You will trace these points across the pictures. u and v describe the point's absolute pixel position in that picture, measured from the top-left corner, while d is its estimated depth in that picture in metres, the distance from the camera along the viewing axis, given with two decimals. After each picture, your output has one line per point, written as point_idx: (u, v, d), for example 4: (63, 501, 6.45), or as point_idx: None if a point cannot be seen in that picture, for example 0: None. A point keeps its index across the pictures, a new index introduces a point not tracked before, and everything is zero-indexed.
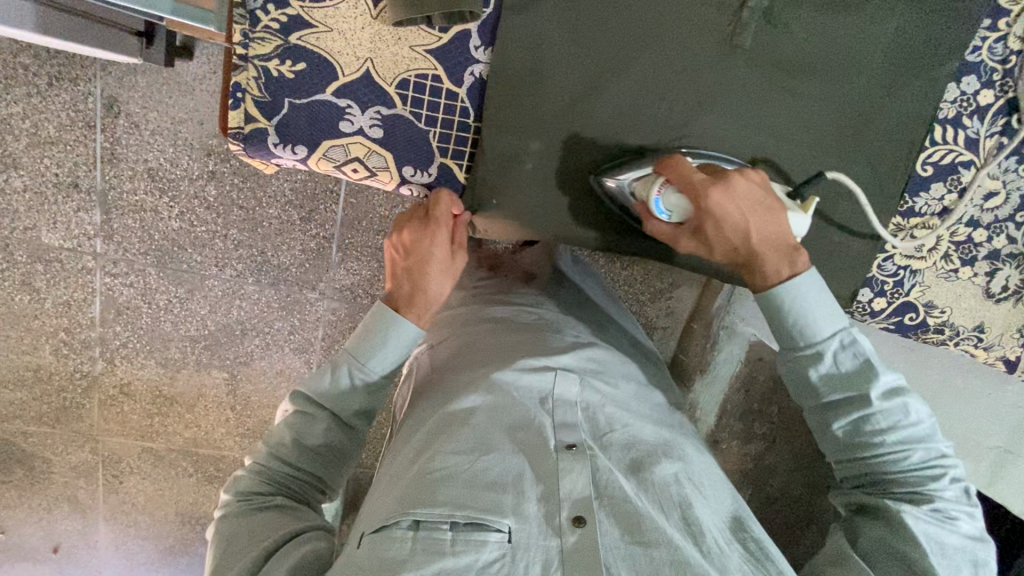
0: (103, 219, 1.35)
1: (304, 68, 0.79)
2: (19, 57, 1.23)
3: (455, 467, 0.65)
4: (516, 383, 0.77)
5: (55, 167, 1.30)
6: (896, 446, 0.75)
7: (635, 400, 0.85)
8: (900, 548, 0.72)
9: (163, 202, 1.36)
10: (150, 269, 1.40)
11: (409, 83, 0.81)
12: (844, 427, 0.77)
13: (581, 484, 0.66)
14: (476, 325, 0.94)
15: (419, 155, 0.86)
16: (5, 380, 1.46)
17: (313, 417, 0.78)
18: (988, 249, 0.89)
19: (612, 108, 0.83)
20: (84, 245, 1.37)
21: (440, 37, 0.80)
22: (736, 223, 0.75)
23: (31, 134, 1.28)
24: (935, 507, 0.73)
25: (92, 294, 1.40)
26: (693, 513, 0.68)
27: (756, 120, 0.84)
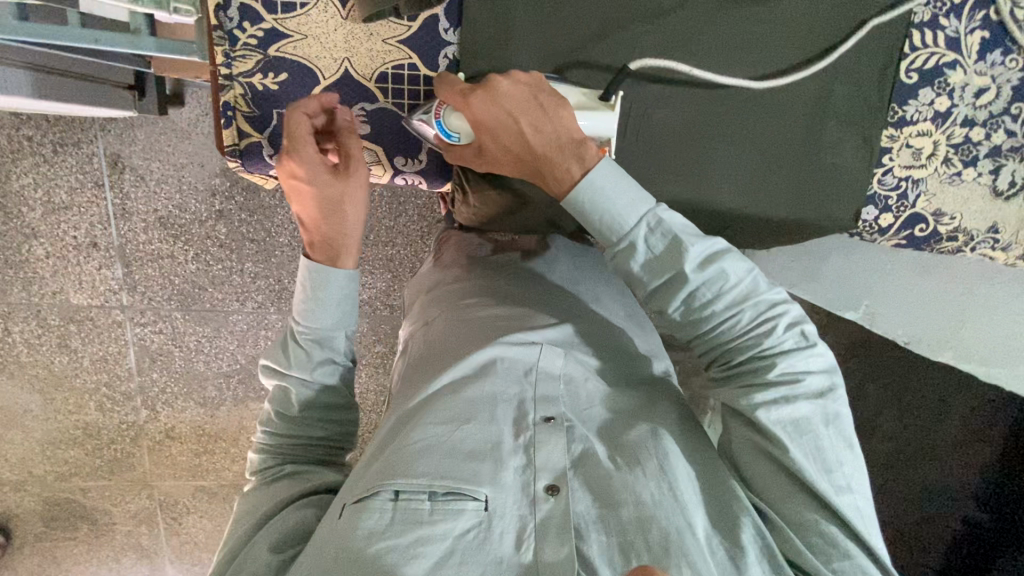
0: (124, 272, 1.41)
1: (288, 78, 0.81)
2: (24, 131, 1.29)
3: (436, 439, 0.66)
4: (497, 359, 0.77)
5: (72, 230, 1.36)
6: (727, 313, 0.70)
7: (622, 367, 0.84)
8: (759, 435, 0.68)
9: (178, 247, 1.41)
10: (176, 313, 1.45)
11: (388, 76, 0.83)
12: (677, 311, 0.71)
13: (557, 456, 0.67)
14: (452, 305, 0.92)
15: (406, 145, 0.86)
16: (57, 441, 1.52)
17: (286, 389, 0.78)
18: (989, 146, 0.87)
19: (584, 65, 0.82)
20: (111, 300, 1.42)
21: (410, 26, 0.81)
22: (508, 126, 0.72)
23: (46, 201, 1.34)
24: (778, 371, 0.68)
25: (125, 346, 1.46)
26: (671, 470, 0.68)
27: (730, 54, 0.83)
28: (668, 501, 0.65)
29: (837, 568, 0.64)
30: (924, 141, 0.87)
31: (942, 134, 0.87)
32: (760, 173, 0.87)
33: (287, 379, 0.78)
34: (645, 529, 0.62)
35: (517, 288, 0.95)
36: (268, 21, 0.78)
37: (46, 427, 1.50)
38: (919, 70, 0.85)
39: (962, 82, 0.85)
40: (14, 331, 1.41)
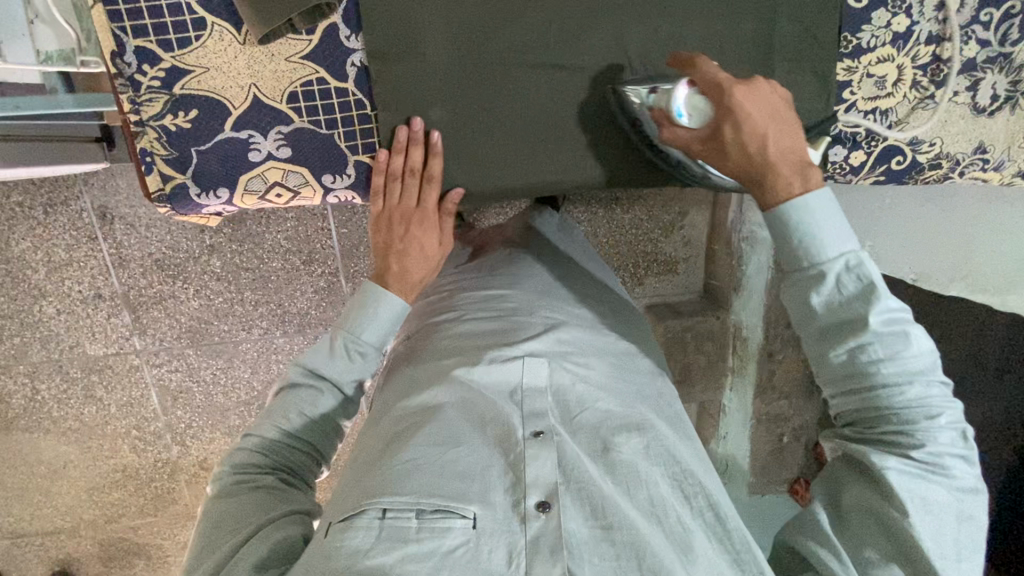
0: (133, 318, 1.45)
1: (198, 114, 0.78)
2: (12, 197, 1.33)
3: (423, 458, 0.66)
4: (483, 381, 0.77)
5: (77, 285, 1.40)
6: (899, 380, 0.66)
7: (611, 374, 0.82)
8: (883, 513, 0.66)
9: (178, 286, 1.44)
10: (188, 350, 1.49)
11: (299, 94, 0.80)
12: (842, 357, 0.68)
13: (549, 474, 0.65)
14: (438, 324, 0.92)
15: (330, 160, 0.83)
16: (101, 486, 1.58)
17: (324, 389, 0.79)
18: (961, 61, 0.82)
19: (506, 47, 0.81)
20: (125, 346, 1.47)
21: (310, 40, 0.78)
22: (756, 119, 0.72)
23: (47, 261, 1.38)
24: (930, 453, 0.66)
25: (146, 388, 1.51)
26: (659, 492, 0.67)
27: (652, 12, 0.81)
28: (659, 529, 0.64)
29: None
30: (887, 67, 0.83)
31: (908, 56, 0.82)
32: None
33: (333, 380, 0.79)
34: (636, 549, 0.61)
35: (499, 300, 0.93)
36: (167, 59, 0.76)
37: (88, 474, 1.57)
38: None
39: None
40: (42, 388, 1.47)
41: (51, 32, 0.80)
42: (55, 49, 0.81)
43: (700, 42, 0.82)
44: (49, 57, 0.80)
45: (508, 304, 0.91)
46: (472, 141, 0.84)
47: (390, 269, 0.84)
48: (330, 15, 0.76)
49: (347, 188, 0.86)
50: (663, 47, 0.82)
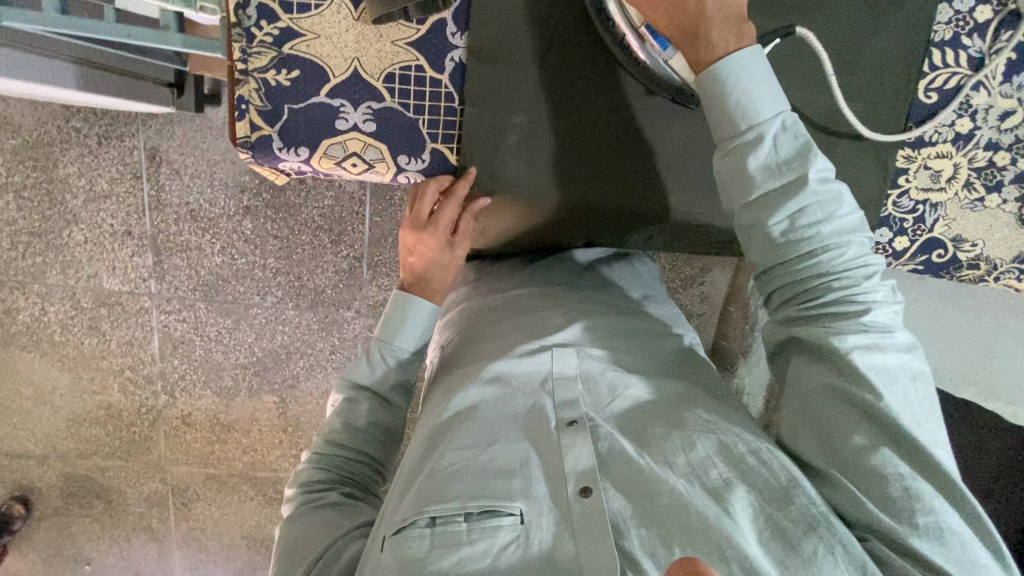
0: (155, 260, 1.47)
1: (300, 75, 0.82)
2: (72, 124, 1.37)
3: (464, 463, 0.67)
4: (512, 369, 0.78)
5: (110, 219, 1.43)
6: (836, 240, 0.67)
7: (638, 356, 0.83)
8: (847, 382, 0.66)
9: (206, 239, 1.46)
10: (200, 303, 1.50)
11: (395, 76, 0.83)
12: (781, 225, 0.68)
13: (587, 456, 0.67)
14: (483, 317, 0.93)
15: (408, 142, 0.86)
16: (81, 420, 1.58)
17: (359, 398, 0.83)
18: (1015, 171, 0.84)
19: (594, 70, 0.84)
20: (141, 287, 1.48)
21: (419, 29, 0.82)
22: None
23: (88, 190, 1.41)
24: (872, 313, 0.66)
25: (150, 332, 1.52)
26: (695, 455, 0.67)
27: None
28: (701, 488, 0.64)
29: (925, 532, 0.60)
30: (944, 163, 0.85)
31: (964, 156, 0.85)
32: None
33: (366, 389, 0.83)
34: (682, 516, 0.61)
35: (530, 296, 0.95)
36: (283, 20, 0.80)
37: (72, 405, 1.56)
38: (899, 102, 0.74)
39: (986, 104, 0.83)
40: (50, 311, 1.48)
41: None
42: None
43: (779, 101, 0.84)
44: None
45: (541, 300, 0.93)
46: (541, 155, 0.87)
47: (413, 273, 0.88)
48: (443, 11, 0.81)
49: (418, 169, 0.87)
50: None
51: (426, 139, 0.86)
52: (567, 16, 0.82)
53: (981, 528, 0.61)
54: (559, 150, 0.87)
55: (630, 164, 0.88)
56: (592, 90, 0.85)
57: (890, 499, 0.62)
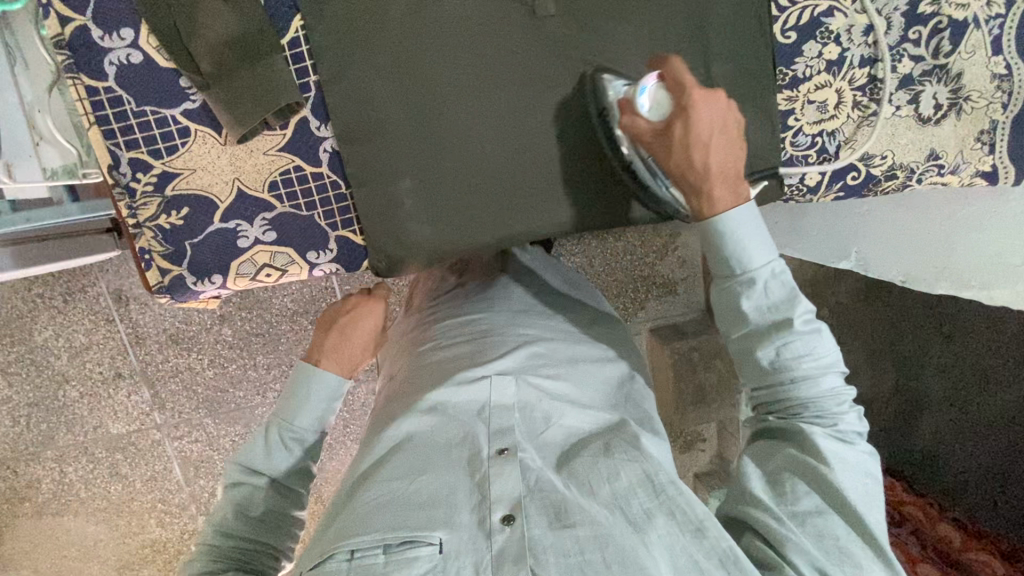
0: (152, 393, 1.49)
1: (189, 211, 0.78)
2: (35, 292, 1.40)
3: (392, 494, 0.69)
4: (449, 402, 0.81)
5: (98, 367, 1.46)
6: (813, 375, 0.73)
7: (583, 385, 0.88)
8: (808, 460, 0.71)
9: (193, 358, 1.48)
10: (206, 419, 1.52)
11: (279, 182, 0.79)
12: (769, 357, 0.74)
13: (514, 489, 0.69)
14: (420, 355, 0.94)
15: (311, 239, 0.82)
16: (131, 562, 1.59)
17: (258, 484, 0.83)
18: (898, 78, 0.85)
19: (460, 118, 0.80)
20: (146, 422, 1.50)
21: (285, 133, 0.78)
22: (704, 134, 0.73)
23: (69, 346, 1.44)
24: (838, 429, 0.73)
25: (170, 460, 1.54)
26: (620, 485, 0.71)
27: (591, 76, 0.82)
28: (621, 517, 0.68)
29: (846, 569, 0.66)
30: (826, 93, 0.87)
31: (842, 80, 0.86)
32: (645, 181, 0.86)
33: (262, 474, 0.83)
34: (601, 546, 0.64)
35: (471, 325, 0.95)
36: (158, 165, 0.76)
37: (119, 553, 1.58)
38: None
39: (846, 25, 0.84)
40: (70, 471, 1.50)
41: (55, 150, 0.83)
42: (59, 164, 0.84)
43: (636, 97, 0.84)
44: (54, 172, 0.84)
45: (483, 328, 0.94)
46: (434, 211, 0.81)
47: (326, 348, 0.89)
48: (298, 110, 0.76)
49: (333, 261, 0.84)
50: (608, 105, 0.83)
51: (326, 229, 0.83)
52: (413, 74, 0.77)
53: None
54: (455, 202, 0.82)
55: (521, 195, 0.84)
56: (463, 136, 0.80)
57: (822, 547, 0.67)
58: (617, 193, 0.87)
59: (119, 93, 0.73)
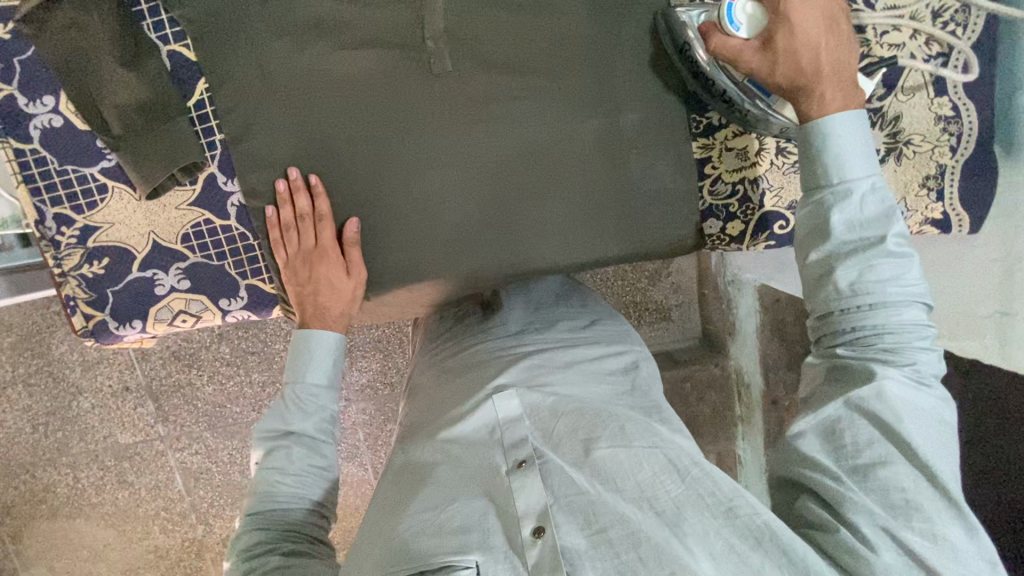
0: (156, 406, 1.34)
1: (112, 259, 0.58)
2: (54, 309, 1.32)
3: (422, 526, 0.50)
4: (457, 430, 0.59)
5: (108, 381, 1.34)
6: (896, 300, 0.48)
7: (589, 382, 0.65)
8: (877, 411, 0.47)
9: (195, 373, 1.36)
10: (206, 432, 1.35)
11: (191, 236, 0.58)
12: (850, 279, 0.48)
13: (545, 499, 0.50)
14: (424, 391, 0.72)
15: (217, 286, 0.59)
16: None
17: (299, 471, 0.56)
18: None
19: (358, 199, 0.57)
20: (151, 433, 1.34)
21: (196, 188, 0.57)
22: (810, 39, 0.48)
23: (81, 361, 1.35)
24: (918, 368, 0.48)
25: (171, 471, 1.35)
26: (645, 477, 0.51)
27: (533, 162, 0.57)
28: (648, 512, 0.48)
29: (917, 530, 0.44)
30: None
31: None
32: (639, 197, 0.59)
33: (301, 458, 0.57)
34: (637, 550, 0.46)
35: (475, 353, 0.71)
36: (80, 221, 0.57)
37: (121, 567, 1.38)
38: None
39: None
40: (82, 477, 1.35)
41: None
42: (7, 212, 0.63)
43: (568, 123, 0.57)
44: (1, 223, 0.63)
45: (480, 353, 0.70)
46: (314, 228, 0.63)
47: (296, 301, 0.59)
48: (206, 165, 0.56)
49: (248, 310, 0.61)
50: (567, 189, 0.58)
51: (237, 278, 0.59)
52: (274, 141, 0.55)
53: (986, 559, 0.44)
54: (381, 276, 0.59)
55: (455, 264, 0.59)
56: (358, 200, 0.57)
57: (884, 506, 0.45)
58: (627, 212, 0.59)
59: (45, 155, 0.55)
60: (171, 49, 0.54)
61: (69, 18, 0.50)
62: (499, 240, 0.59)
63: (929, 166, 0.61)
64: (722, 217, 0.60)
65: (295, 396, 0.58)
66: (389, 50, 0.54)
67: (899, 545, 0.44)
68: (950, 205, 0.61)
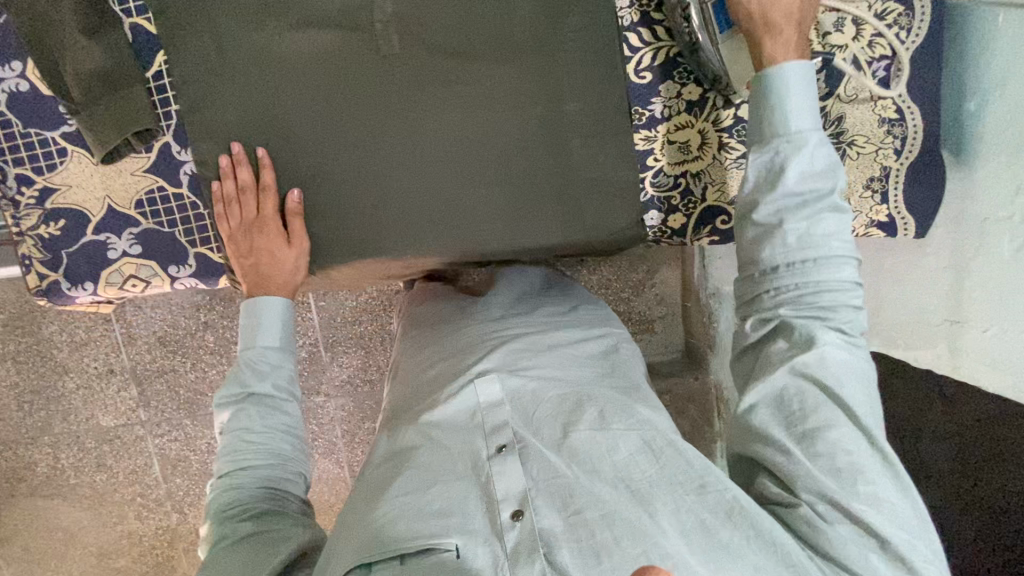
0: (138, 390, 1.17)
1: (67, 221, 0.60)
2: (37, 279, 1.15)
3: (403, 510, 0.48)
4: (437, 415, 0.55)
5: (93, 361, 1.16)
6: (838, 254, 0.48)
7: (572, 365, 0.61)
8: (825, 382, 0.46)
9: (179, 359, 1.16)
10: (185, 419, 1.18)
11: (145, 204, 0.60)
12: (799, 232, 0.48)
13: (526, 484, 0.48)
14: (404, 373, 0.68)
15: (166, 254, 0.61)
16: (102, 562, 1.24)
17: (261, 432, 0.55)
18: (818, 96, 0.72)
19: (310, 172, 0.59)
20: (132, 416, 1.18)
21: (151, 156, 0.59)
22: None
23: (70, 340, 1.15)
24: (852, 326, 0.48)
25: (149, 458, 1.19)
26: (622, 459, 0.49)
27: (479, 144, 0.59)
28: (623, 492, 0.47)
29: (863, 496, 0.43)
30: None
31: None
32: (602, 173, 0.60)
33: (261, 418, 0.56)
34: (618, 536, 0.44)
35: (454, 337, 0.67)
36: (39, 182, 0.59)
37: (95, 552, 1.23)
38: (652, 67, 0.59)
39: None
40: (62, 458, 1.19)
41: None
42: None
43: (513, 109, 0.58)
44: None
45: (462, 341, 0.65)
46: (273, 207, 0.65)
47: (246, 273, 0.60)
48: (160, 134, 0.58)
49: (196, 279, 0.62)
50: (518, 169, 0.59)
51: (186, 246, 0.61)
52: (230, 113, 0.57)
53: (921, 516, 0.44)
54: (331, 248, 0.61)
55: (403, 239, 0.60)
56: (309, 169, 0.59)
57: (830, 472, 0.44)
58: (586, 193, 0.60)
59: (10, 118, 0.58)
60: (133, 22, 0.56)
61: None
62: (442, 218, 0.60)
63: (873, 167, 0.61)
64: (663, 210, 0.62)
65: (247, 359, 0.57)
66: (336, 28, 0.56)
67: (850, 516, 0.43)
68: (895, 209, 0.61)
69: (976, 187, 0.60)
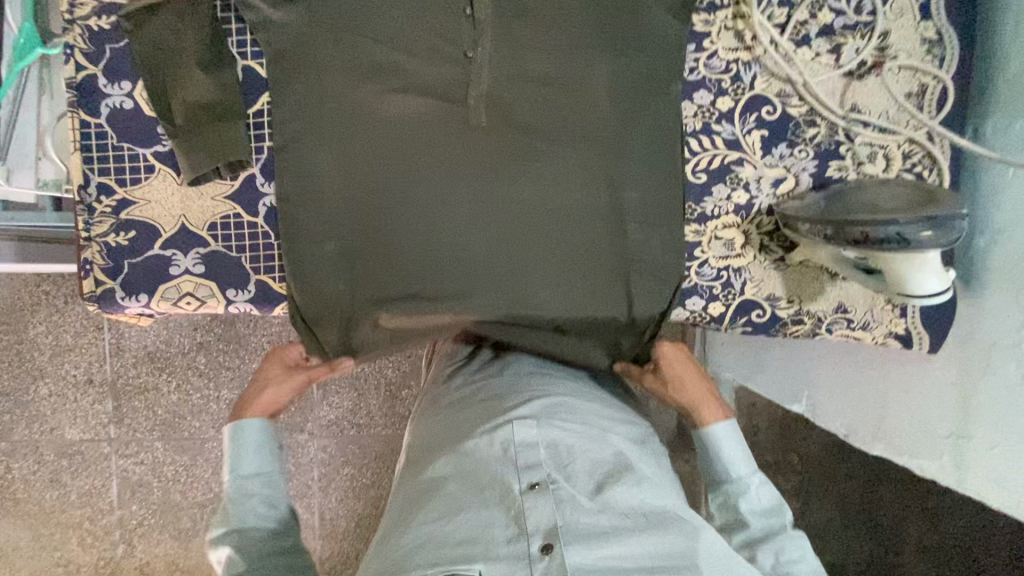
0: (115, 406, 1.08)
1: (138, 232, 0.62)
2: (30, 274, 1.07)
3: (429, 537, 0.50)
4: (472, 446, 0.57)
5: (73, 369, 1.07)
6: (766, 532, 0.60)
7: (601, 425, 0.62)
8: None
9: (165, 378, 1.08)
10: (158, 443, 1.08)
11: (218, 228, 0.62)
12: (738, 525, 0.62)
13: (557, 521, 0.49)
14: (435, 414, 0.68)
15: (227, 277, 0.63)
16: None
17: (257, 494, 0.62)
18: None
19: (384, 224, 0.62)
20: (100, 433, 1.08)
21: (234, 184, 0.62)
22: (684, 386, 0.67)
23: (54, 344, 1.07)
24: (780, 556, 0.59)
25: (109, 480, 1.08)
26: (656, 519, 0.51)
27: (547, 221, 0.63)
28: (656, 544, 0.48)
29: None
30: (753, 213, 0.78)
31: None
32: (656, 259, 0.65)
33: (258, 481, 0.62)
34: None
35: (484, 386, 0.68)
36: (119, 193, 0.61)
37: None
38: (709, 170, 0.65)
39: None
40: (13, 468, 1.08)
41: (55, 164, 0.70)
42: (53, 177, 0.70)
43: (574, 190, 0.63)
44: (43, 184, 0.70)
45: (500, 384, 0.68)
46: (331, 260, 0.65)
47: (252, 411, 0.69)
48: (249, 166, 0.62)
49: (251, 304, 0.64)
50: (581, 248, 0.64)
51: (249, 272, 0.63)
52: (323, 159, 0.61)
53: None
54: (387, 293, 0.63)
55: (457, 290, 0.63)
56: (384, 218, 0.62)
57: None
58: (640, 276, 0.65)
59: (107, 131, 0.61)
60: (247, 64, 0.61)
61: (168, 24, 0.58)
62: (490, 282, 0.63)
63: None
64: (705, 297, 0.66)
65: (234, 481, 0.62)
66: (439, 104, 0.61)
67: None
68: (912, 324, 0.67)
69: (985, 314, 0.66)
